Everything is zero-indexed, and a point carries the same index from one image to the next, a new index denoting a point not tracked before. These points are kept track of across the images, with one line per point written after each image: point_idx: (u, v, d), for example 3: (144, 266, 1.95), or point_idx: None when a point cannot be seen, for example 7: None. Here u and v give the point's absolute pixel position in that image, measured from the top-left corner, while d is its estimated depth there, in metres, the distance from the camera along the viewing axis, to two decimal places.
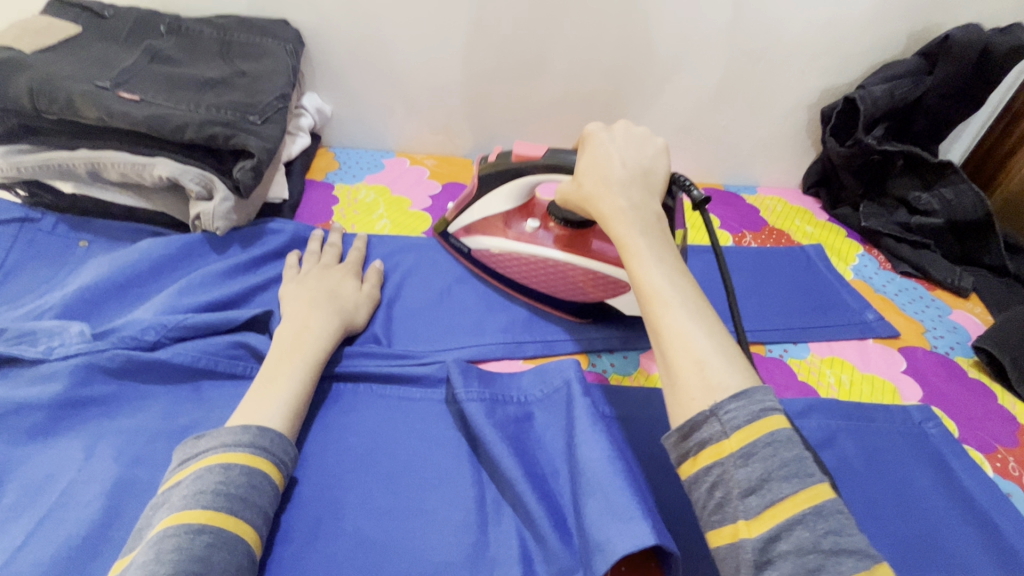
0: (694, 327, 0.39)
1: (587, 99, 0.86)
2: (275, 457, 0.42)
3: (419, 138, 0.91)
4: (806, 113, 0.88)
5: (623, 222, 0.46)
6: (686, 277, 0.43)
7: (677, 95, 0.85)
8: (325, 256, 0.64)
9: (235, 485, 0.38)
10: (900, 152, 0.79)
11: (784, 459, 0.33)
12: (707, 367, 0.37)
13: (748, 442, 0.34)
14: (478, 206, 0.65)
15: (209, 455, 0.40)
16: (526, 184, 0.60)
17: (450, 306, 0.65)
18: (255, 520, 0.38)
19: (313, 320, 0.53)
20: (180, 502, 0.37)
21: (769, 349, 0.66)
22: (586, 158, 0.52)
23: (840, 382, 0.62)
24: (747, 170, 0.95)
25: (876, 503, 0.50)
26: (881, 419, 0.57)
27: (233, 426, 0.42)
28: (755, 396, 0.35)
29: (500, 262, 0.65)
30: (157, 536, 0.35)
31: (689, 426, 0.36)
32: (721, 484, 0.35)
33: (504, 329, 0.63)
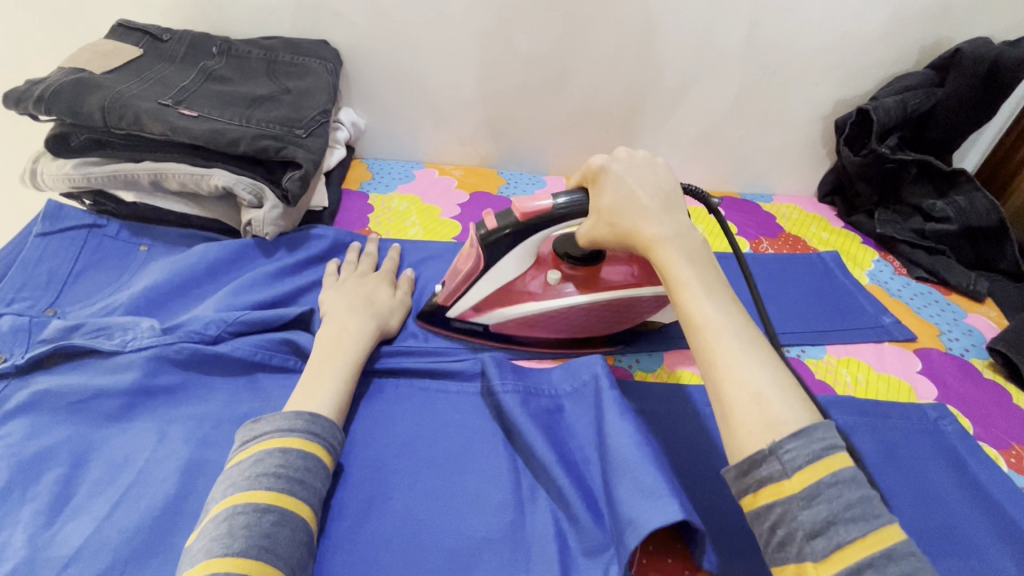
0: (748, 357, 0.40)
1: (607, 112, 0.90)
2: (324, 442, 0.45)
3: (446, 149, 0.96)
4: (821, 123, 0.91)
5: (665, 250, 0.47)
6: (731, 304, 0.44)
7: (694, 108, 0.89)
8: (362, 265, 0.68)
9: (293, 468, 0.42)
10: (913, 160, 0.82)
11: (850, 499, 0.34)
12: (764, 400, 0.38)
13: (811, 484, 0.35)
14: (486, 282, 0.59)
15: (268, 438, 0.44)
16: (536, 238, 0.57)
17: None
18: (311, 500, 0.42)
19: (351, 322, 0.57)
20: (244, 482, 0.41)
21: (787, 349, 0.68)
22: (604, 195, 0.51)
23: (854, 381, 0.65)
24: (763, 179, 0.98)
25: (893, 493, 0.53)
26: (897, 416, 0.59)
27: (285, 413, 0.46)
28: (815, 434, 0.36)
29: (526, 325, 0.61)
30: (226, 512, 0.39)
31: (749, 464, 0.37)
32: (783, 524, 0.35)
33: None
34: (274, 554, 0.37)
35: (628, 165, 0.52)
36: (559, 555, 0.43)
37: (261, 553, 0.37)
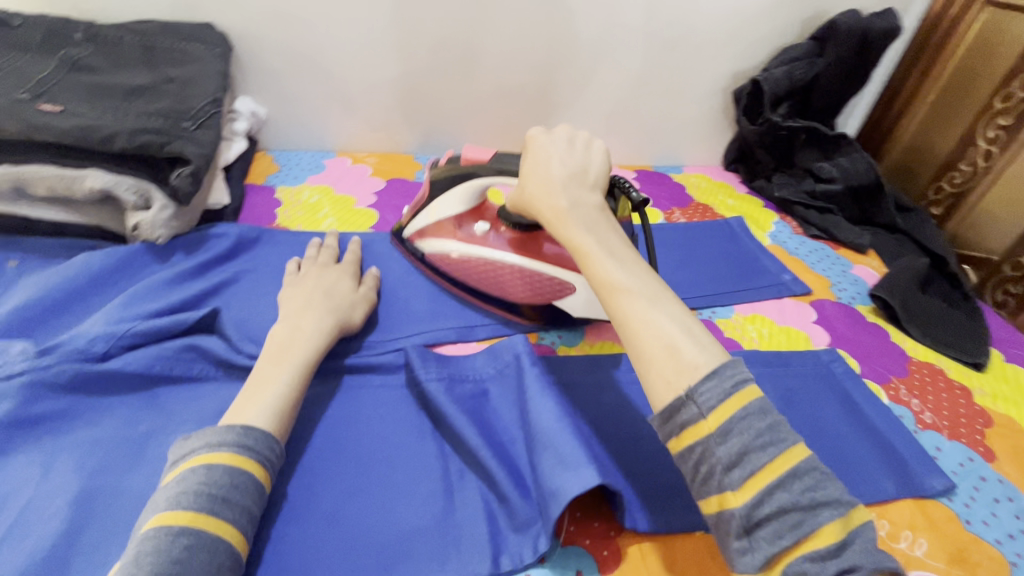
0: (657, 312, 0.42)
1: (520, 92, 0.90)
2: (258, 457, 0.42)
3: (357, 136, 0.92)
4: (721, 95, 0.95)
5: (573, 221, 0.49)
6: (639, 265, 0.46)
7: (603, 84, 0.90)
8: (322, 256, 0.65)
9: (217, 485, 0.39)
10: (803, 127, 0.89)
11: (758, 429, 0.36)
12: (675, 350, 0.40)
13: (725, 421, 0.37)
14: (432, 209, 0.67)
15: (197, 454, 0.41)
16: (476, 184, 0.62)
17: (404, 295, 0.67)
18: (236, 519, 0.39)
19: (303, 321, 0.54)
20: (164, 503, 0.38)
21: (698, 313, 0.72)
22: (528, 163, 0.54)
23: (760, 335, 0.70)
24: (674, 151, 1.02)
25: None
26: (795, 363, 0.65)
27: (217, 428, 0.43)
28: (724, 373, 0.38)
29: (451, 265, 0.66)
30: (141, 537, 0.36)
31: (669, 412, 0.39)
32: (705, 460, 0.37)
33: (456, 312, 0.66)
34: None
35: (547, 137, 0.54)
36: (490, 536, 0.44)
37: None
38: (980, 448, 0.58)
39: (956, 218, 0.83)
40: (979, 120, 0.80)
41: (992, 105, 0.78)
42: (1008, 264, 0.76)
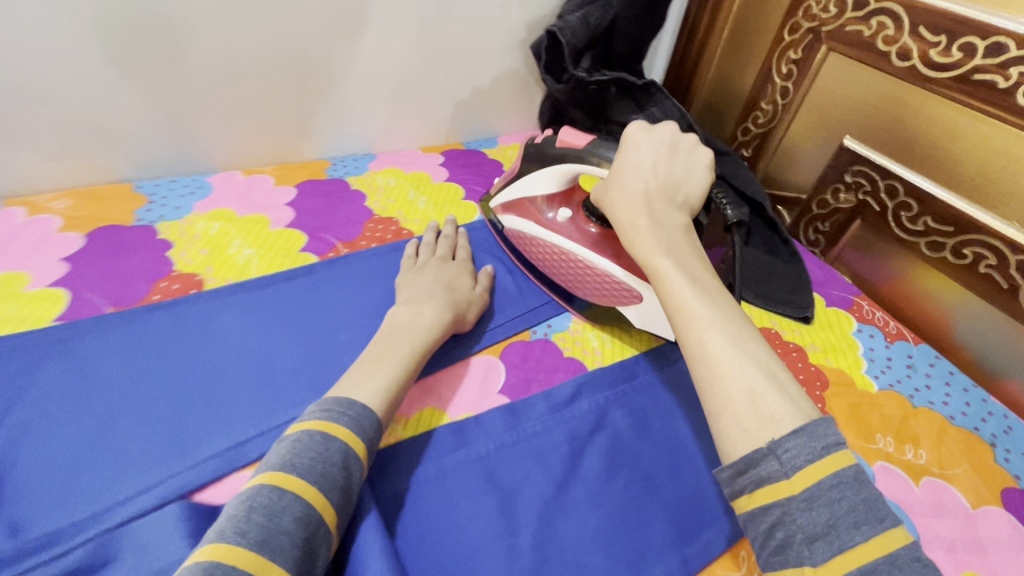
0: (742, 353, 0.36)
1: (267, 79, 0.67)
2: (368, 437, 0.40)
3: (28, 170, 0.60)
4: (519, 51, 0.81)
5: (650, 237, 0.45)
6: (725, 298, 0.40)
7: (374, 56, 0.71)
8: (440, 247, 0.62)
9: (332, 462, 0.36)
10: (611, 79, 0.78)
11: (851, 503, 0.30)
12: (759, 398, 0.34)
13: (813, 485, 0.31)
14: (523, 185, 0.64)
15: (311, 419, 0.38)
16: (570, 167, 0.59)
17: (127, 426, 0.44)
18: (338, 504, 0.36)
19: (425, 307, 0.52)
20: (279, 462, 0.35)
21: (533, 331, 0.59)
22: (619, 165, 0.51)
23: (602, 344, 0.59)
24: (482, 122, 0.88)
25: (652, 474, 0.47)
26: (642, 373, 0.55)
27: (337, 398, 0.41)
28: (817, 431, 0.32)
29: (526, 245, 0.63)
30: (252, 490, 0.33)
31: (745, 465, 0.33)
32: (782, 525, 0.31)
33: (216, 428, 0.45)
34: (286, 558, 0.31)
35: (646, 138, 0.51)
36: None
37: (273, 555, 0.30)
38: None
39: (764, 158, 0.81)
40: (773, 55, 0.75)
41: (782, 38, 0.73)
42: (815, 201, 0.74)
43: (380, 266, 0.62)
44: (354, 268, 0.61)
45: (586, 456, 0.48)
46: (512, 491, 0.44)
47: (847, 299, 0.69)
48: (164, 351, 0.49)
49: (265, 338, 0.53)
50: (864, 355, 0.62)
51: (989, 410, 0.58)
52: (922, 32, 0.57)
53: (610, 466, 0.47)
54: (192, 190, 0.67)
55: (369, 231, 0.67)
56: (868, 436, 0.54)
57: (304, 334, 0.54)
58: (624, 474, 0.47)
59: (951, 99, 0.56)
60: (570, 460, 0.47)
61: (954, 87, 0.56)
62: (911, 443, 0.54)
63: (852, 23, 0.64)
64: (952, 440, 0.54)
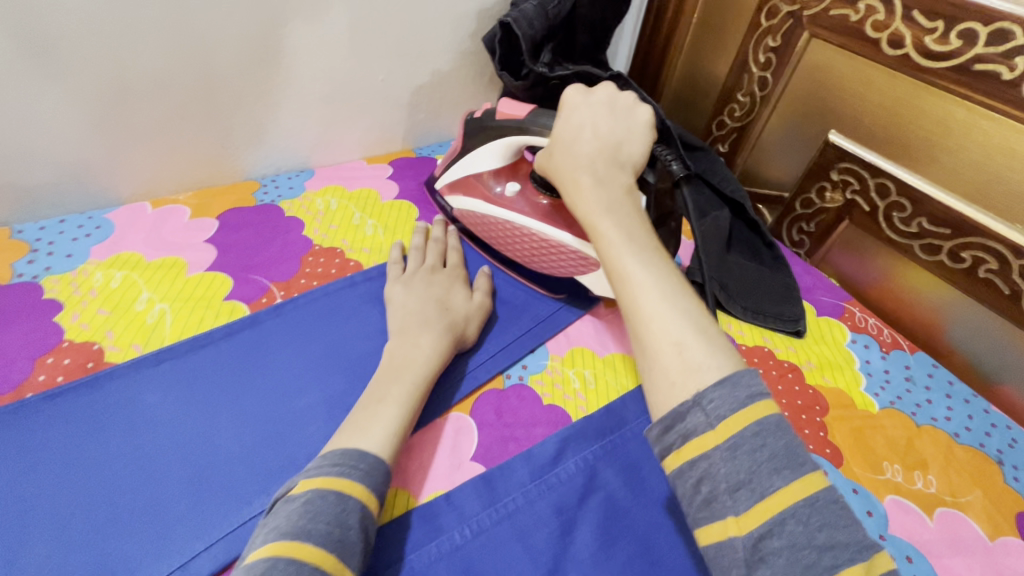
0: (675, 309, 0.34)
1: (172, 92, 0.56)
2: (379, 492, 0.37)
3: None
4: (471, 44, 0.72)
5: (591, 196, 0.42)
6: (661, 253, 0.38)
7: (303, 58, 0.61)
8: (430, 254, 0.58)
9: (348, 525, 0.33)
10: (575, 73, 0.69)
11: (773, 450, 0.28)
12: (687, 349, 0.32)
13: (735, 433, 0.28)
14: (465, 162, 0.60)
15: (320, 476, 0.35)
16: (511, 139, 0.55)
17: (35, 560, 0.36)
18: (356, 572, 0.33)
19: (422, 336, 0.48)
20: (293, 526, 0.32)
21: (507, 375, 0.52)
22: (560, 125, 0.47)
23: (585, 385, 0.52)
24: (435, 125, 0.79)
25: (654, 544, 0.41)
26: (632, 417, 0.49)
27: (347, 450, 0.37)
28: (741, 381, 0.30)
29: (476, 223, 0.60)
30: (269, 560, 0.30)
31: (671, 418, 0.31)
32: (706, 478, 0.29)
33: (154, 544, 0.37)
34: None
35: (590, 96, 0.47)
36: None
37: None
38: (827, 450, 0.50)
39: (742, 153, 0.75)
40: (748, 41, 0.69)
41: (758, 23, 0.67)
42: (799, 200, 0.69)
43: (324, 309, 0.54)
44: (294, 315, 0.52)
45: (578, 530, 0.42)
46: None
47: (838, 306, 0.64)
48: (73, 453, 0.40)
49: (201, 417, 0.44)
50: (862, 369, 0.58)
51: (993, 421, 0.55)
52: (916, 17, 0.52)
53: (606, 539, 0.41)
54: (90, 230, 0.56)
55: (308, 266, 0.57)
56: (877, 466, 0.50)
57: (250, 406, 0.45)
58: (622, 548, 0.41)
59: (949, 93, 0.51)
60: (560, 538, 0.41)
61: (952, 78, 0.51)
62: (920, 469, 0.50)
63: (836, 7, 0.58)
64: (962, 461, 0.51)
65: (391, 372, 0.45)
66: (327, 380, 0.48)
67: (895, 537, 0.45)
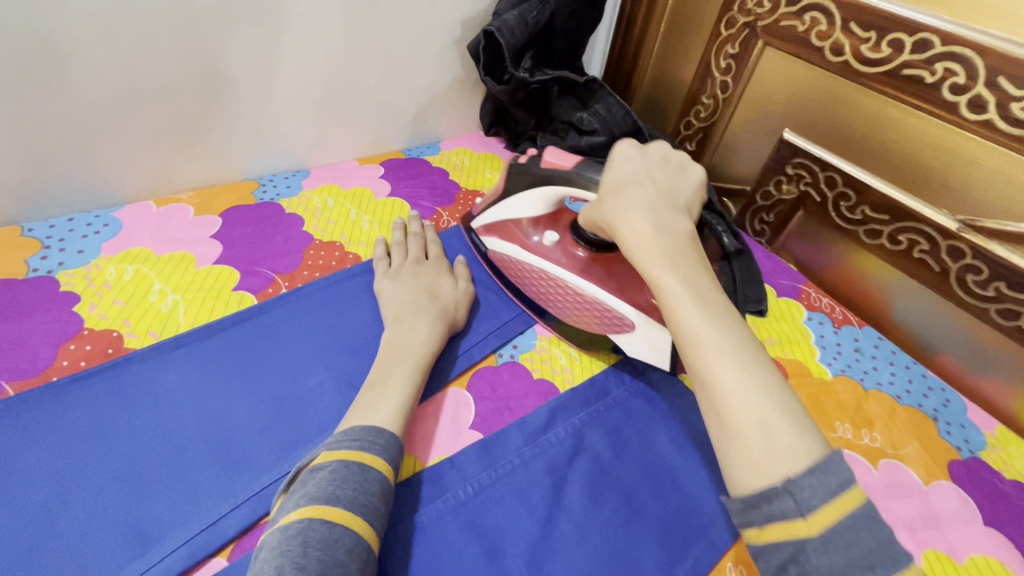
0: (753, 379, 0.35)
1: (175, 95, 0.59)
2: (394, 463, 0.41)
3: None
4: (456, 51, 0.77)
5: (655, 246, 0.42)
6: (731, 314, 0.39)
7: (299, 64, 0.65)
8: (411, 249, 0.61)
9: (370, 493, 0.37)
10: (553, 78, 0.77)
11: (869, 545, 0.29)
12: (771, 431, 0.33)
13: (828, 529, 0.29)
14: (507, 207, 0.61)
15: (342, 449, 0.39)
16: (555, 189, 0.56)
17: (71, 525, 0.39)
18: (376, 531, 0.37)
19: (418, 324, 0.52)
20: (322, 493, 0.35)
21: (500, 354, 0.57)
22: (612, 178, 0.49)
23: (571, 361, 0.57)
24: (423, 128, 0.83)
25: (636, 497, 0.47)
26: (614, 389, 0.54)
27: (366, 426, 0.41)
28: (833, 466, 0.31)
29: (515, 270, 0.60)
30: (302, 523, 0.34)
31: (758, 497, 0.32)
32: (795, 563, 0.30)
33: (181, 510, 0.41)
34: None
35: (636, 156, 0.49)
36: None
37: None
38: None
39: (707, 152, 0.82)
40: (710, 49, 0.76)
41: (718, 33, 0.74)
42: (759, 193, 0.76)
43: (327, 298, 0.57)
44: (300, 303, 0.56)
45: (568, 486, 0.47)
46: (497, 538, 0.43)
47: (795, 288, 0.71)
48: (100, 430, 0.43)
49: (216, 397, 0.47)
50: (817, 343, 0.65)
51: (929, 385, 0.62)
52: (854, 28, 0.58)
53: (594, 493, 0.46)
54: (99, 228, 0.59)
55: (310, 259, 0.61)
56: (829, 425, 0.56)
57: (263, 385, 0.49)
58: (607, 500, 0.46)
59: (884, 94, 0.58)
60: (553, 493, 0.46)
61: (886, 82, 0.57)
62: (867, 427, 0.56)
63: (786, 18, 0.65)
64: (902, 419, 0.58)
65: (395, 351, 0.49)
66: (334, 361, 0.52)
67: None
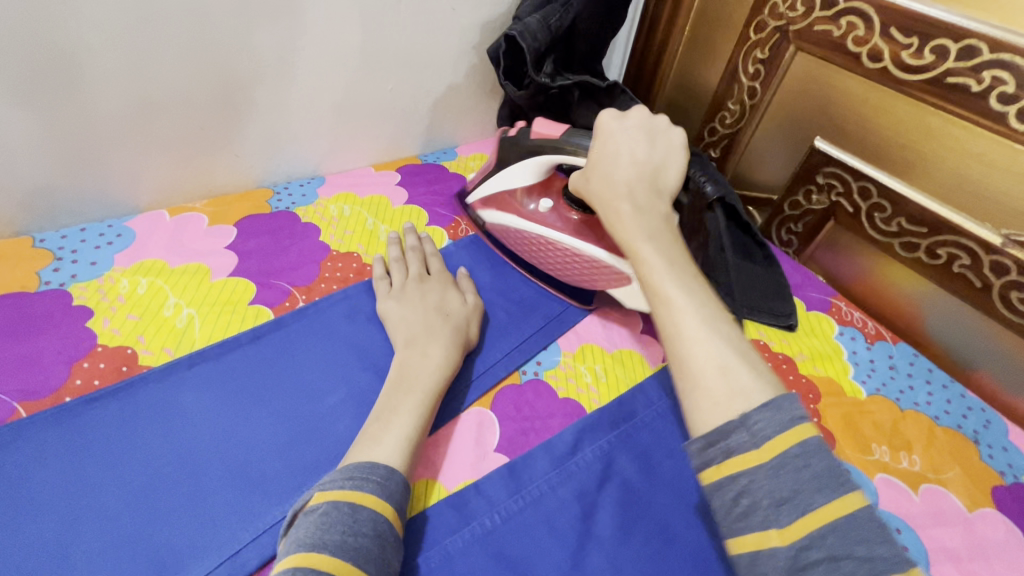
0: (713, 332, 0.37)
1: (189, 101, 0.57)
2: (395, 500, 0.38)
3: None
4: (475, 54, 0.75)
5: (631, 224, 0.46)
6: (697, 279, 0.42)
7: (316, 69, 0.63)
8: (413, 265, 0.59)
9: (363, 533, 0.34)
10: (575, 83, 0.74)
11: (816, 471, 0.30)
12: (730, 372, 0.35)
13: (779, 455, 0.31)
14: (499, 179, 0.64)
15: (335, 489, 0.36)
16: (546, 159, 0.59)
17: (84, 558, 0.37)
18: (379, 574, 0.34)
19: (430, 348, 0.49)
20: (309, 538, 0.33)
21: (523, 371, 0.55)
22: (596, 154, 0.51)
23: (597, 379, 0.55)
24: (439, 133, 0.81)
25: (669, 525, 0.44)
26: (642, 409, 0.52)
27: (359, 462, 0.39)
28: (785, 405, 0.32)
29: (511, 238, 0.64)
30: (287, 573, 0.31)
31: (715, 435, 0.33)
32: (748, 492, 0.31)
33: (199, 542, 0.39)
34: None
35: (622, 132, 0.51)
36: None
37: None
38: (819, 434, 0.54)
39: (731, 159, 0.80)
40: (737, 53, 0.73)
41: (747, 37, 0.71)
42: (787, 202, 0.73)
43: (345, 312, 0.56)
44: (317, 318, 0.54)
45: (598, 513, 0.45)
46: (525, 570, 0.41)
47: (826, 301, 0.69)
48: (116, 455, 0.42)
49: (233, 419, 0.46)
50: (850, 360, 0.62)
51: (969, 405, 0.59)
52: (893, 33, 0.56)
53: (625, 520, 0.44)
54: (112, 239, 0.57)
55: (327, 271, 0.59)
56: (865, 447, 0.54)
57: (281, 407, 0.47)
58: (639, 529, 0.44)
59: (924, 103, 0.56)
60: (582, 521, 0.44)
61: (927, 90, 0.55)
62: (905, 450, 0.54)
63: (820, 23, 0.63)
64: (941, 442, 0.55)
65: (418, 370, 0.47)
66: (354, 379, 0.50)
67: (887, 513, 0.49)
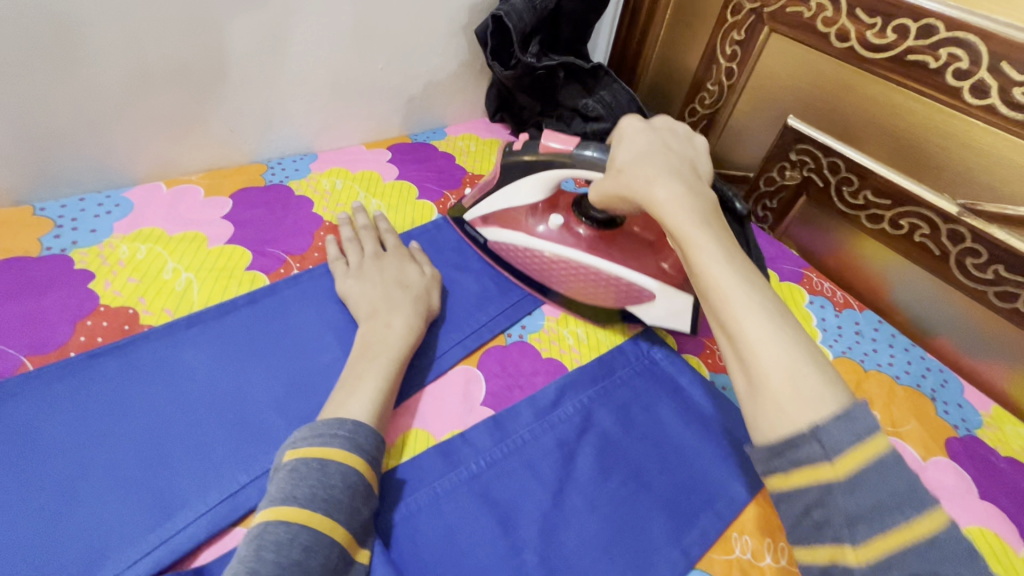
0: (777, 328, 0.36)
1: (184, 76, 0.59)
2: (366, 453, 0.40)
3: None
4: (463, 35, 0.77)
5: (679, 209, 0.42)
6: (750, 269, 0.40)
7: (309, 47, 0.65)
8: (370, 242, 0.59)
9: (330, 486, 0.37)
10: (560, 64, 0.77)
11: (894, 488, 0.30)
12: (797, 376, 0.34)
13: (853, 470, 0.31)
14: (501, 198, 0.60)
15: (305, 445, 0.39)
16: (552, 175, 0.55)
17: (94, 495, 0.39)
18: (347, 521, 0.36)
19: (392, 319, 0.51)
20: (279, 494, 0.36)
21: (508, 334, 0.58)
22: (625, 149, 0.48)
23: (579, 341, 0.58)
24: (428, 113, 0.83)
25: (643, 470, 0.48)
26: (620, 367, 0.56)
27: (329, 419, 0.41)
28: (858, 414, 0.32)
29: (520, 259, 0.60)
30: (259, 528, 0.34)
31: (784, 445, 0.34)
32: (820, 507, 0.32)
33: (201, 482, 0.41)
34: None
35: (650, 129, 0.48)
36: None
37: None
38: None
39: (711, 139, 0.83)
40: (715, 35, 0.76)
41: (725, 18, 0.74)
42: (763, 178, 0.76)
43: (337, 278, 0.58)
44: (310, 283, 0.57)
45: (578, 459, 0.48)
46: (510, 509, 0.44)
47: (798, 272, 0.72)
48: (120, 405, 0.44)
49: (231, 374, 0.48)
50: (819, 326, 0.66)
51: (928, 366, 0.63)
52: (859, 14, 0.59)
53: (602, 464, 0.47)
54: (110, 208, 0.59)
55: (320, 241, 0.62)
56: None
57: (277, 363, 0.50)
58: (616, 473, 0.47)
59: (887, 80, 0.59)
60: (563, 466, 0.47)
61: (891, 67, 0.58)
62: None
63: (792, 4, 0.66)
64: (901, 400, 0.59)
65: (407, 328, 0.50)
66: (346, 340, 0.53)
67: None
